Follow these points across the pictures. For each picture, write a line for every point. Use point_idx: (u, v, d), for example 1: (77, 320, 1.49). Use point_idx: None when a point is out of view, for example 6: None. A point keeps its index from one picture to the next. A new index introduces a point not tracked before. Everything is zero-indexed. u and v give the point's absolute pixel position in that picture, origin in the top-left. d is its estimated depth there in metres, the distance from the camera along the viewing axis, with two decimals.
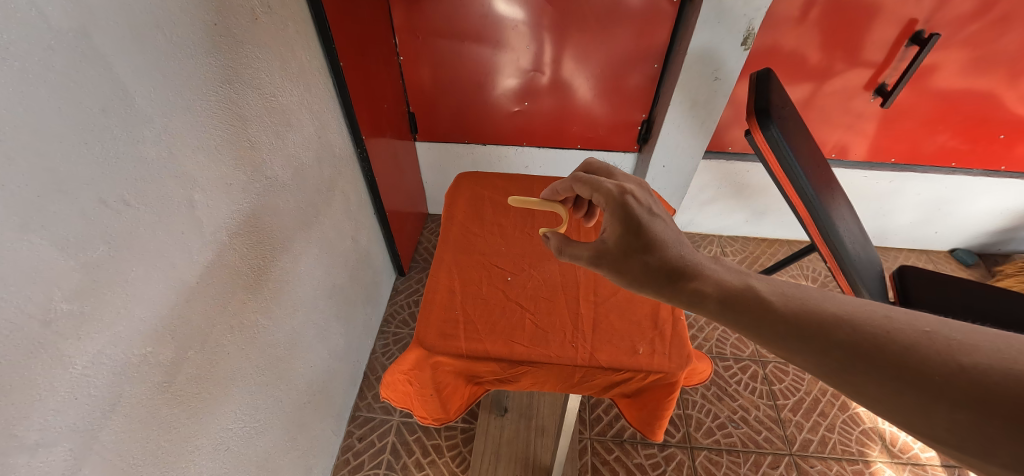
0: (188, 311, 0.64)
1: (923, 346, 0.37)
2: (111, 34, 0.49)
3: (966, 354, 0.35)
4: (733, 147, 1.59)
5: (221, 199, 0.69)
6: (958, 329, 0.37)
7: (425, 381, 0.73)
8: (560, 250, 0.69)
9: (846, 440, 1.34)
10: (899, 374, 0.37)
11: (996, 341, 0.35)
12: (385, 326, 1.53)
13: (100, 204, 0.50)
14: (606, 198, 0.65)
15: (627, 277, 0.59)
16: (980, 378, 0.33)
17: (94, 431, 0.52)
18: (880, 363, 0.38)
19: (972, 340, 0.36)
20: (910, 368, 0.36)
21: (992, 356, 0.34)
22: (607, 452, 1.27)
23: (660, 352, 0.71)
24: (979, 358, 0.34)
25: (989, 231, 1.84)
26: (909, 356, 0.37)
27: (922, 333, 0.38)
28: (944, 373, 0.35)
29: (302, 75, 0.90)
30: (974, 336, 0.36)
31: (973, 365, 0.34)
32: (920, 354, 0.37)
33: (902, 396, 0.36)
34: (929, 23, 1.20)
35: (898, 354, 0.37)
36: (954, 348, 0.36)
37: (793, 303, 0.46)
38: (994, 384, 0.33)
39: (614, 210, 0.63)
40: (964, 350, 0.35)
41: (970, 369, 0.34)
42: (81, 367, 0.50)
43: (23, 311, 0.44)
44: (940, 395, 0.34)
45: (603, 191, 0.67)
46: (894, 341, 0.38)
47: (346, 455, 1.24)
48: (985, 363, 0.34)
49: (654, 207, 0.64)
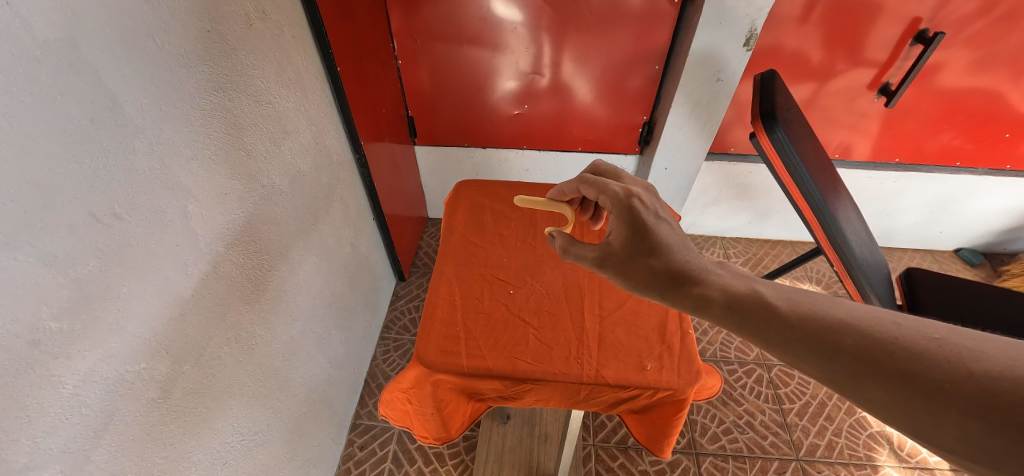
0: (183, 325, 0.62)
1: (932, 352, 0.35)
2: (99, 44, 0.48)
3: (976, 361, 0.33)
4: (736, 148, 1.58)
5: (216, 210, 0.67)
6: (967, 336, 0.36)
7: (425, 400, 0.71)
8: (565, 250, 0.67)
9: (853, 445, 1.32)
10: (907, 380, 0.35)
11: (1007, 349, 0.33)
12: (385, 332, 1.52)
13: (90, 218, 0.48)
14: (613, 200, 0.64)
15: (631, 280, 0.58)
16: (989, 385, 0.32)
17: (87, 452, 0.50)
18: (889, 369, 0.36)
19: (983, 346, 0.34)
20: (919, 375, 0.35)
21: (1003, 363, 0.33)
22: (612, 459, 1.25)
23: (669, 368, 0.69)
24: (990, 365, 0.33)
25: (995, 231, 1.82)
26: (916, 363, 0.35)
27: (930, 340, 0.36)
28: (952, 379, 0.33)
29: (298, 80, 0.88)
30: (986, 343, 0.35)
31: (983, 372, 0.33)
32: (928, 361, 0.35)
33: (909, 403, 0.35)
34: (933, 21, 1.18)
35: (907, 360, 0.36)
36: (964, 354, 0.34)
37: (801, 308, 0.44)
38: (1004, 391, 0.31)
39: (620, 213, 0.62)
40: (974, 357, 0.34)
41: (979, 376, 0.33)
42: (73, 385, 0.48)
43: (11, 332, 0.42)
44: (949, 402, 0.33)
45: (609, 193, 0.65)
46: (901, 347, 0.37)
47: (346, 464, 1.22)
48: (996, 371, 0.32)
49: (663, 212, 0.62)
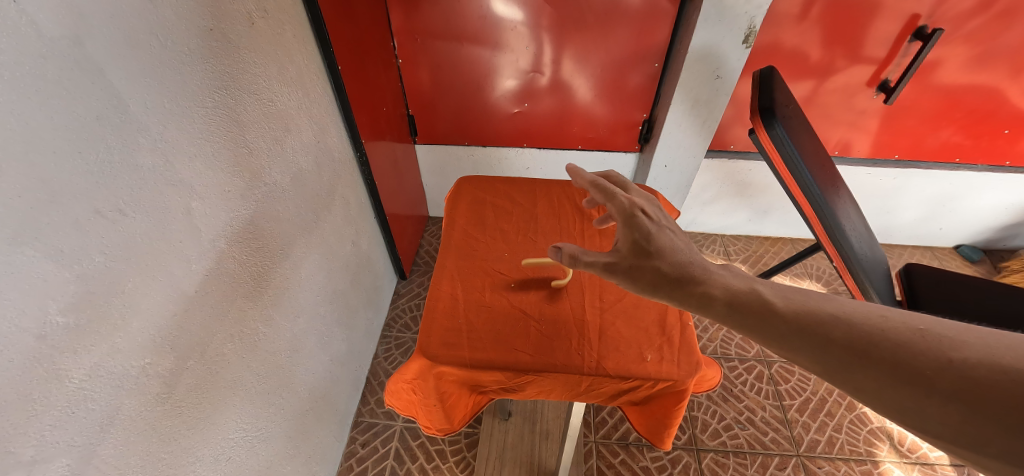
0: (187, 321, 0.63)
1: (915, 342, 0.36)
2: (103, 41, 0.48)
3: (956, 349, 0.34)
4: (735, 145, 1.58)
5: (219, 207, 0.68)
6: (950, 326, 0.36)
7: (429, 392, 0.72)
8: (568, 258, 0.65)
9: (854, 440, 1.32)
10: (895, 369, 0.35)
11: (990, 338, 0.34)
12: (386, 330, 1.52)
13: (95, 215, 0.49)
14: (619, 209, 0.63)
15: (640, 285, 0.57)
16: (970, 372, 0.32)
17: (93, 445, 0.51)
18: (876, 359, 0.37)
19: (964, 336, 0.35)
20: (904, 364, 0.35)
21: (982, 351, 0.33)
22: (613, 455, 1.26)
23: (669, 359, 0.70)
24: (971, 353, 0.33)
25: (995, 227, 1.82)
26: (901, 353, 0.36)
27: (914, 330, 0.37)
28: (935, 367, 0.34)
29: (299, 79, 0.89)
30: (967, 332, 0.35)
31: (962, 360, 0.33)
32: (912, 350, 0.36)
33: (896, 392, 0.35)
34: (932, 18, 1.19)
35: (892, 350, 0.36)
36: (946, 343, 0.35)
37: (794, 303, 0.44)
38: (984, 378, 0.32)
39: (625, 220, 0.62)
40: (955, 346, 0.34)
41: (959, 364, 0.33)
42: (79, 380, 0.49)
43: (18, 326, 0.43)
44: (933, 388, 0.33)
45: (616, 202, 0.65)
46: (887, 338, 0.37)
47: (348, 461, 1.23)
48: (975, 358, 0.33)
49: (665, 221, 0.63)
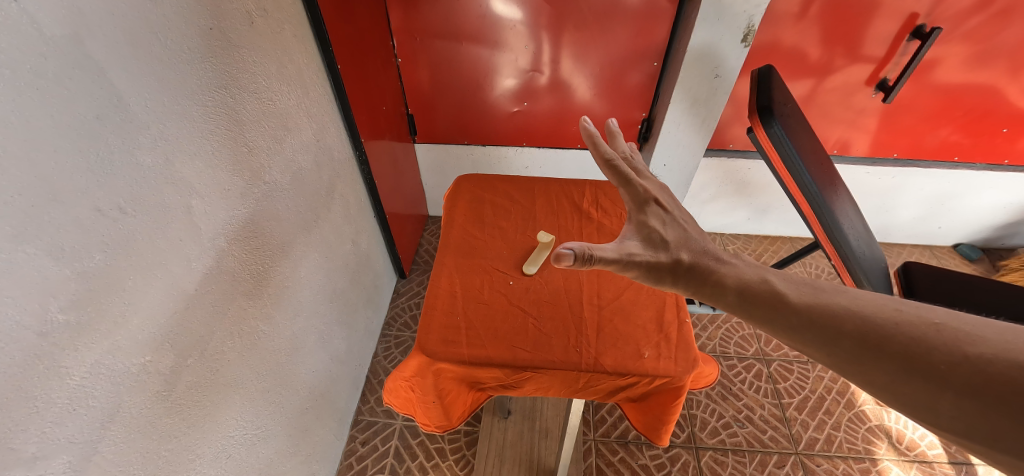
0: (187, 319, 0.63)
1: (929, 337, 0.36)
2: (103, 41, 0.48)
3: (971, 344, 0.34)
4: (734, 144, 1.58)
5: (219, 205, 0.68)
6: (967, 321, 0.36)
7: (427, 388, 0.72)
8: (582, 258, 0.52)
9: (852, 438, 1.33)
10: (907, 362, 0.36)
11: (1006, 333, 0.33)
12: (386, 329, 1.52)
13: (96, 213, 0.49)
14: (632, 197, 0.63)
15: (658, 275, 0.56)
16: (984, 366, 0.32)
17: (94, 442, 0.51)
18: (888, 353, 0.37)
19: (980, 330, 0.35)
20: (917, 358, 0.35)
21: (996, 346, 0.33)
22: (612, 453, 1.26)
23: (666, 355, 0.70)
24: (985, 347, 0.33)
25: (994, 226, 1.82)
26: (915, 347, 0.36)
27: (929, 325, 0.37)
28: (948, 362, 0.34)
29: (298, 78, 0.89)
30: (984, 327, 0.35)
31: (977, 355, 0.33)
32: (925, 344, 0.36)
33: (907, 385, 0.35)
34: (930, 17, 1.19)
35: (906, 344, 0.37)
36: (961, 338, 0.35)
37: (808, 297, 0.45)
38: (997, 372, 0.31)
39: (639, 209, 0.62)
40: (970, 340, 0.34)
41: (974, 358, 0.33)
42: (79, 377, 0.49)
43: (19, 323, 0.43)
44: (945, 382, 0.33)
45: (631, 189, 0.64)
46: (901, 333, 0.38)
47: (348, 459, 1.23)
48: (990, 353, 0.33)
49: (678, 212, 0.64)
